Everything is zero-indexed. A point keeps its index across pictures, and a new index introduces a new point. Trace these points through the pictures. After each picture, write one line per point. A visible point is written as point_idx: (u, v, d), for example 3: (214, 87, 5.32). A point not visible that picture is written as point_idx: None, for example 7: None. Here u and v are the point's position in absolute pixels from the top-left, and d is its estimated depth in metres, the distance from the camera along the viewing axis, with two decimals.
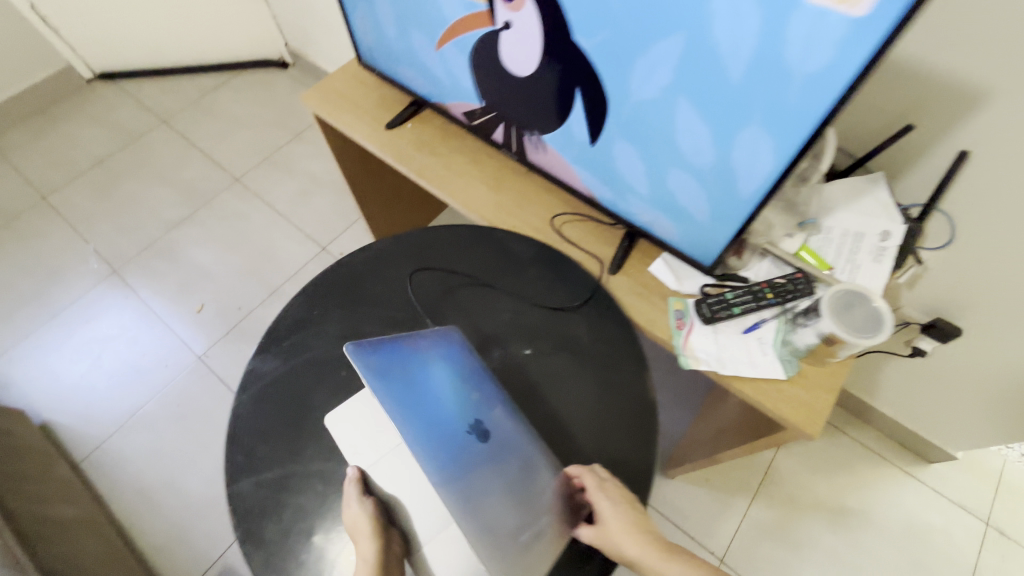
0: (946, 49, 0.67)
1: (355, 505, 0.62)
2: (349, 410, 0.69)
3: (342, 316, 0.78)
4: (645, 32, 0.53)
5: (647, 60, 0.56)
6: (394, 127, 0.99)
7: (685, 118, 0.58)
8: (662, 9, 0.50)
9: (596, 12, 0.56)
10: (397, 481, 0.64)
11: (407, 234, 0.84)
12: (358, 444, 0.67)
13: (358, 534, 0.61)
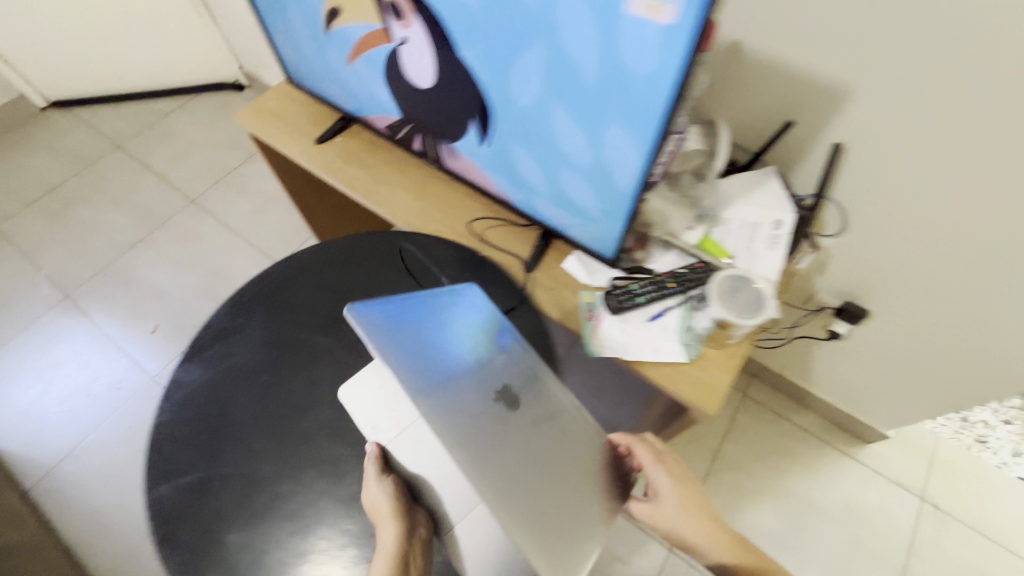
0: (811, 51, 0.74)
1: (376, 483, 0.66)
2: (361, 384, 0.75)
3: (265, 324, 0.81)
4: (513, 43, 0.58)
5: (520, 68, 0.61)
6: (325, 141, 1.03)
7: (563, 119, 0.63)
8: (522, 21, 0.55)
9: (471, 27, 0.61)
10: (417, 455, 0.71)
11: (331, 244, 0.88)
12: (376, 420, 0.72)
13: (379, 516, 0.64)
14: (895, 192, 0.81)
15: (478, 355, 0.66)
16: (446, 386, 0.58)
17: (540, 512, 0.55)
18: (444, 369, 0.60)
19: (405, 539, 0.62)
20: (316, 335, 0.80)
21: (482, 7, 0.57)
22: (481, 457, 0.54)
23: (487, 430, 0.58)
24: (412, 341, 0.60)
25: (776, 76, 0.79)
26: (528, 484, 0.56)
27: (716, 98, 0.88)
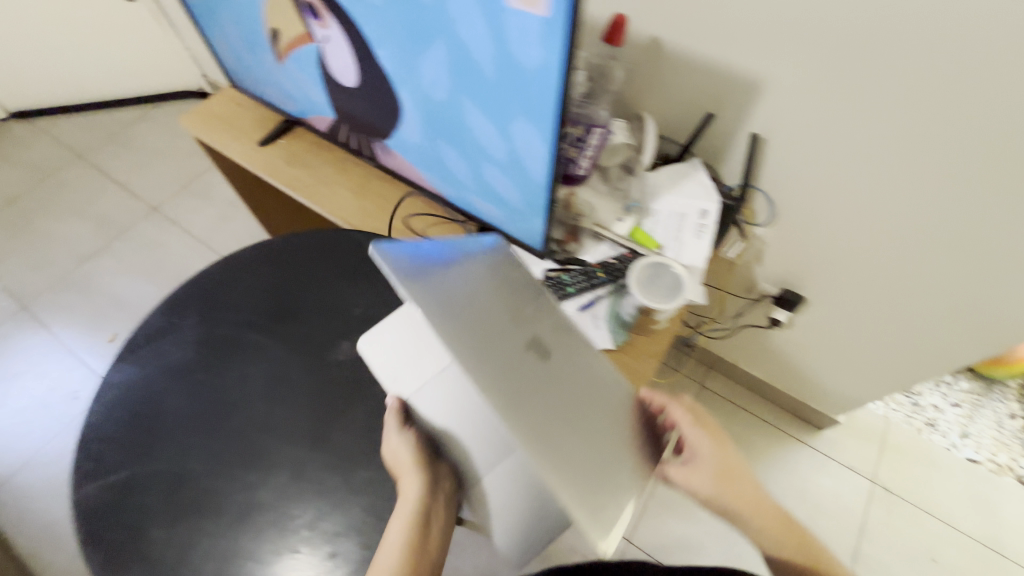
0: (723, 45, 0.76)
1: (397, 438, 0.68)
2: (386, 335, 0.76)
3: (199, 323, 0.82)
4: (419, 39, 0.60)
5: (429, 64, 0.63)
6: (268, 144, 1.04)
7: (474, 113, 0.65)
8: (423, 17, 0.57)
9: (380, 25, 0.63)
10: (439, 411, 0.71)
11: (268, 243, 0.89)
12: (399, 374, 0.73)
13: (401, 467, 0.66)
14: (814, 179, 0.84)
15: (511, 297, 0.63)
16: (473, 325, 0.57)
17: (577, 458, 0.52)
18: (473, 309, 0.58)
19: (427, 493, 0.65)
20: (249, 332, 0.80)
21: (386, 5, 0.59)
22: (509, 397, 0.52)
23: (519, 373, 0.55)
24: (439, 281, 0.59)
25: (694, 70, 0.82)
26: (563, 432, 0.53)
27: (643, 94, 0.91)
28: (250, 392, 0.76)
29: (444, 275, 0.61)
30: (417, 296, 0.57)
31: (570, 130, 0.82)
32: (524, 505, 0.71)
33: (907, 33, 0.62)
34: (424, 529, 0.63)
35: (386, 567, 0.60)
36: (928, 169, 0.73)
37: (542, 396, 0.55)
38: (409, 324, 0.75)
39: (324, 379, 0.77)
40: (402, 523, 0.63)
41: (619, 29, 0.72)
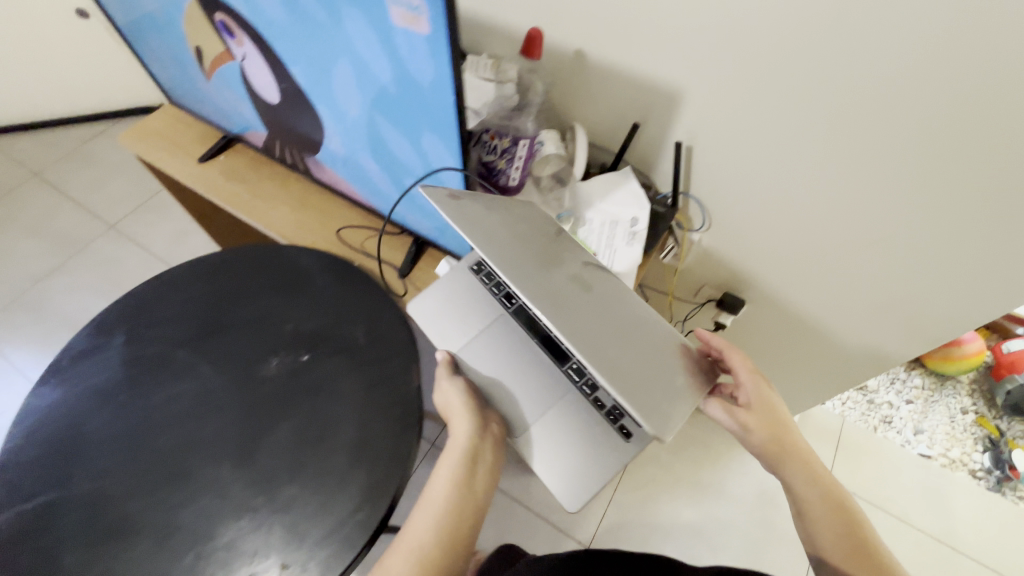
0: (643, 55, 0.78)
1: (447, 385, 0.76)
2: (431, 303, 0.83)
3: (127, 342, 0.80)
4: (326, 57, 0.61)
5: (339, 80, 0.63)
6: (207, 160, 1.03)
7: (386, 126, 0.65)
8: (325, 35, 0.58)
9: (289, 43, 0.63)
10: (485, 362, 0.81)
11: (202, 259, 0.88)
12: (446, 335, 0.82)
13: (453, 408, 0.74)
14: (741, 185, 0.86)
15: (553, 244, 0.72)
16: (528, 256, 0.67)
17: (629, 369, 0.62)
18: (530, 244, 0.69)
19: (474, 432, 0.70)
20: (178, 350, 0.79)
21: (291, 23, 0.60)
22: (557, 312, 0.63)
23: (566, 299, 0.66)
24: (503, 217, 0.69)
25: (619, 80, 0.84)
26: (605, 342, 0.63)
27: (575, 104, 0.92)
28: (175, 410, 0.75)
29: (506, 212, 0.70)
30: (487, 221, 0.66)
31: (495, 141, 0.83)
32: (575, 446, 0.78)
33: (807, 42, 0.64)
34: (473, 465, 0.67)
35: (437, 498, 0.63)
36: (841, 174, 0.75)
37: (586, 315, 0.65)
38: (454, 290, 0.84)
39: (251, 396, 0.75)
40: (448, 464, 0.67)
41: (537, 43, 0.74)
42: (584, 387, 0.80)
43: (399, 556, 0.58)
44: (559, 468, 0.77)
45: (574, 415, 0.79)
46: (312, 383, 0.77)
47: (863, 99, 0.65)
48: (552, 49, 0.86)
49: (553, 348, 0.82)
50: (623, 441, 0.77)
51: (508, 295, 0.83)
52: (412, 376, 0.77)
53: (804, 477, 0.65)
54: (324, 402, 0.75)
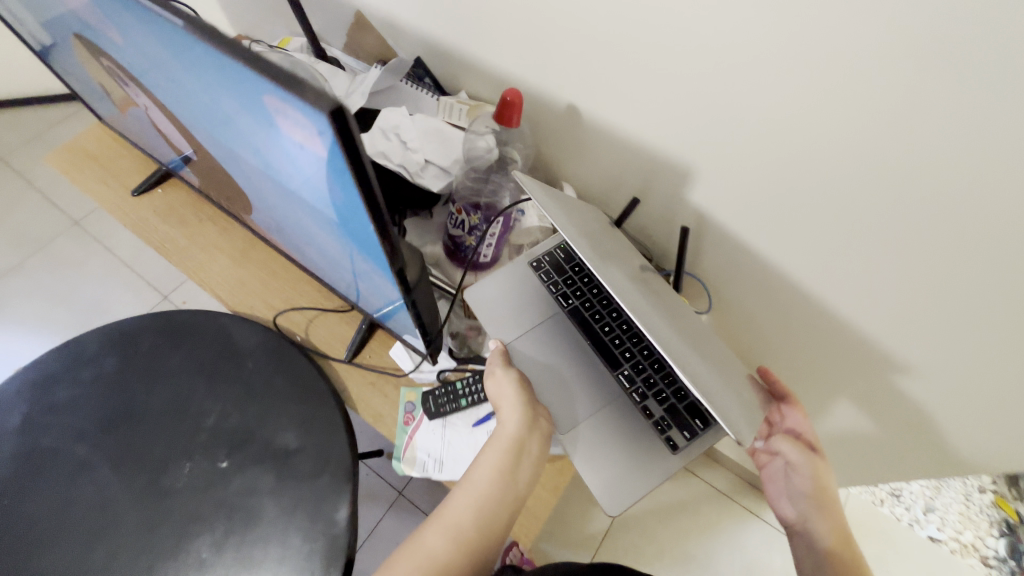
0: (650, 125, 0.62)
1: (501, 373, 0.62)
2: (488, 284, 0.71)
3: (21, 431, 0.69)
4: (221, 130, 0.46)
5: (243, 157, 0.49)
6: (142, 194, 0.89)
7: (306, 215, 0.52)
8: (213, 111, 0.43)
9: (178, 104, 0.48)
10: (540, 355, 0.68)
11: (119, 325, 0.76)
12: (501, 320, 0.69)
13: (501, 400, 0.61)
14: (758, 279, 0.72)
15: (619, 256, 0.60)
16: (603, 252, 0.55)
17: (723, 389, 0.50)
18: (605, 245, 0.58)
19: (524, 420, 0.58)
20: (77, 444, 0.67)
21: (173, 89, 0.45)
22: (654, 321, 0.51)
23: (655, 308, 0.53)
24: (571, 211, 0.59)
25: (619, 145, 0.68)
26: (701, 366, 0.51)
27: (568, 162, 0.77)
28: (65, 525, 0.63)
29: (575, 211, 0.60)
30: (557, 215, 0.54)
31: (462, 216, 0.70)
32: (621, 456, 0.63)
33: (866, 154, 0.47)
34: (520, 454, 0.56)
35: (479, 481, 0.54)
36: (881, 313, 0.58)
37: (674, 327, 0.53)
38: (518, 277, 0.72)
39: (155, 512, 0.64)
40: (491, 452, 0.56)
41: (516, 109, 0.60)
42: (634, 395, 0.65)
43: (435, 537, 0.51)
44: (602, 475, 0.62)
45: (629, 426, 0.65)
46: (227, 500, 0.65)
47: (931, 237, 0.48)
48: (541, 99, 0.70)
49: (603, 351, 0.67)
50: (668, 452, 0.63)
51: (566, 293, 0.69)
52: (345, 500, 0.65)
53: (840, 535, 0.58)
54: (239, 528, 0.63)
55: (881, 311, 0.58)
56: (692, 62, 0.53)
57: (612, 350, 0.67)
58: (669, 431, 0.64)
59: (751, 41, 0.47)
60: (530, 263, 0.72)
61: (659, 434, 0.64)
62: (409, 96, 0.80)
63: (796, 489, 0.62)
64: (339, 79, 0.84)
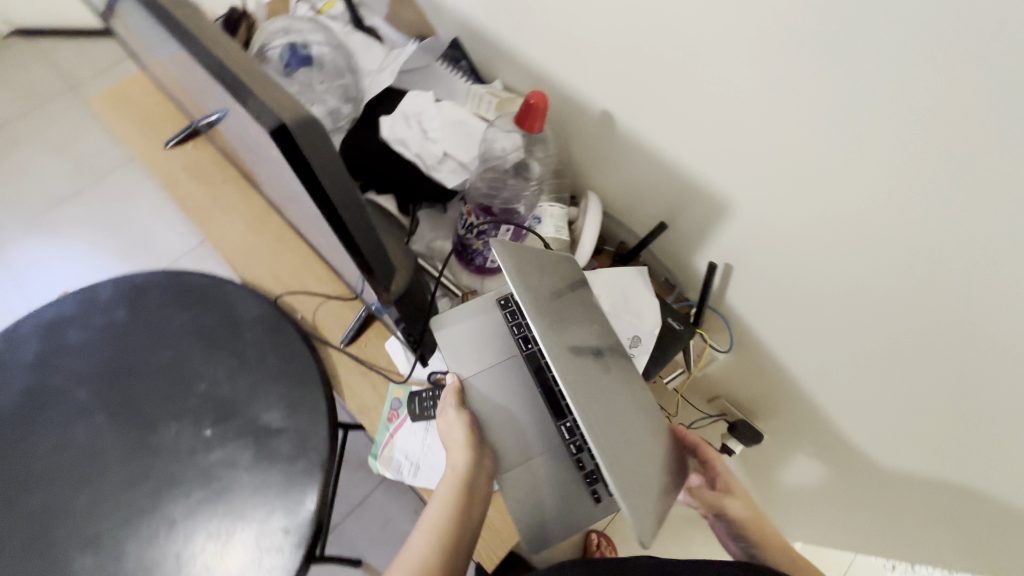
0: (690, 147, 0.56)
1: (453, 414, 0.60)
2: (454, 314, 0.67)
3: (29, 366, 0.71)
4: (222, 103, 0.44)
5: (243, 134, 0.47)
6: (173, 147, 0.90)
7: (298, 206, 0.50)
8: (210, 87, 0.41)
9: (188, 67, 0.47)
10: (495, 395, 0.64)
11: (133, 279, 0.77)
12: (461, 354, 0.65)
13: (451, 442, 0.59)
14: (787, 329, 0.65)
15: (590, 329, 0.58)
16: (563, 323, 0.55)
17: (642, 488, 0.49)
18: (568, 310, 0.57)
19: (476, 458, 0.57)
20: (79, 389, 0.69)
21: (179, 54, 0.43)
22: (591, 405, 0.50)
23: (602, 390, 0.53)
24: (546, 274, 0.56)
25: (653, 161, 0.62)
26: (632, 448, 0.51)
27: (597, 173, 0.72)
28: (57, 466, 0.65)
29: (553, 268, 0.58)
30: (521, 285, 0.52)
31: (472, 219, 0.68)
32: (551, 508, 0.61)
33: None
34: (472, 489, 0.55)
35: (436, 519, 0.51)
36: (926, 374, 0.53)
37: (617, 416, 0.52)
38: (483, 309, 0.68)
39: (139, 468, 0.65)
40: (444, 492, 0.54)
41: (540, 115, 0.58)
42: (571, 446, 0.62)
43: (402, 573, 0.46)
44: (529, 524, 0.60)
45: (566, 479, 0.62)
46: (206, 469, 0.66)
47: None
48: (576, 103, 0.65)
49: (551, 399, 0.64)
50: (591, 503, 0.62)
51: (527, 336, 0.66)
52: (317, 489, 0.65)
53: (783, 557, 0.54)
54: (213, 498, 0.64)
55: (933, 373, 0.52)
56: (751, 82, 0.47)
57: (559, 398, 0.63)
58: (596, 484, 0.62)
59: (820, 67, 0.42)
60: (498, 299, 0.68)
61: (586, 485, 0.62)
62: (443, 79, 0.74)
63: (732, 533, 0.58)
64: (372, 52, 0.77)
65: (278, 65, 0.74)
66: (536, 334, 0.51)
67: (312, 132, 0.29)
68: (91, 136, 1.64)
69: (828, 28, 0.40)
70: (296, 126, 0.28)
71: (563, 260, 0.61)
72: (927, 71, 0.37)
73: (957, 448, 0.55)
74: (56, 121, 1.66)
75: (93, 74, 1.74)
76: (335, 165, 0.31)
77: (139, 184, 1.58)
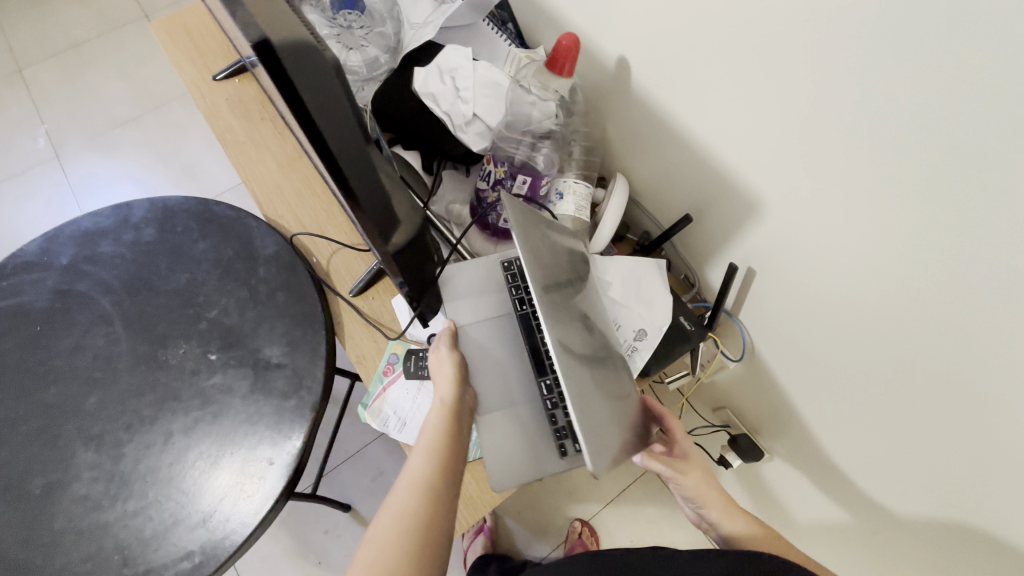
0: (725, 138, 0.53)
1: (444, 350, 0.60)
2: (462, 268, 0.67)
3: (64, 269, 0.75)
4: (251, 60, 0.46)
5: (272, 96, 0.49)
6: (220, 80, 0.91)
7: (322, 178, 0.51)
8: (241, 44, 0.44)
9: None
10: (484, 347, 0.64)
11: (166, 201, 0.80)
12: (460, 301, 0.65)
13: (439, 376, 0.59)
14: (801, 343, 0.63)
15: (581, 297, 0.58)
16: (559, 285, 0.55)
17: (609, 441, 0.50)
18: (566, 278, 0.57)
19: (462, 390, 0.58)
20: (102, 298, 0.73)
21: None
22: (572, 363, 0.50)
23: (584, 352, 0.53)
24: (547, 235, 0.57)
25: (685, 150, 0.59)
26: (603, 408, 0.51)
27: (629, 158, 0.70)
28: (75, 364, 0.70)
29: (556, 236, 0.59)
30: (522, 236, 0.52)
31: (489, 167, 0.67)
32: (522, 466, 0.60)
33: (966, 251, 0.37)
34: (461, 416, 0.56)
35: (431, 443, 0.52)
36: (942, 415, 0.49)
37: (594, 377, 0.52)
38: (487, 265, 0.68)
39: (146, 380, 0.69)
40: (435, 421, 0.54)
41: (572, 57, 0.59)
42: (546, 403, 0.61)
43: (407, 499, 0.47)
44: (498, 474, 0.59)
45: (540, 439, 0.61)
46: (205, 391, 0.68)
47: None
48: (615, 82, 0.63)
49: (536, 355, 0.62)
50: (556, 456, 0.60)
51: (523, 298, 0.64)
52: (304, 427, 0.67)
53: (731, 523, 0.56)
54: (206, 419, 0.67)
55: (949, 414, 0.49)
56: (796, 73, 0.44)
57: (544, 356, 0.62)
58: (563, 438, 0.60)
59: (875, 63, 0.38)
60: (502, 263, 0.67)
61: (554, 439, 0.60)
62: (487, 40, 0.72)
63: (684, 494, 0.60)
64: (421, 6, 0.72)
65: (320, 11, 0.71)
66: (532, 288, 0.50)
67: (294, 52, 0.31)
68: (158, 65, 1.71)
69: (888, 19, 0.36)
70: (278, 42, 0.30)
71: (564, 231, 0.61)
72: (986, 83, 0.33)
73: (966, 498, 0.52)
74: (127, 45, 1.73)
75: (166, 4, 1.80)
76: (323, 90, 0.33)
77: (194, 116, 1.64)
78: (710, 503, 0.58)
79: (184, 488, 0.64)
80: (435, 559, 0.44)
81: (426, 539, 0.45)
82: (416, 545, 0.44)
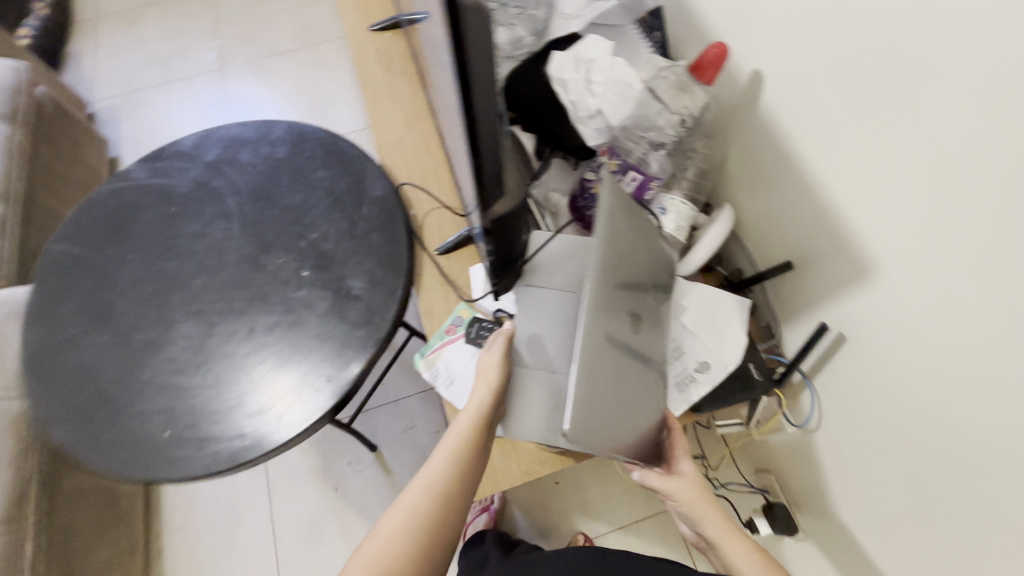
0: (851, 193, 0.51)
1: (495, 354, 0.61)
2: (547, 254, 0.68)
3: (208, 164, 0.85)
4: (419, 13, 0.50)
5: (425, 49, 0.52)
6: (374, 31, 0.99)
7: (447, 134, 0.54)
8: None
9: None
10: (542, 325, 0.65)
11: (302, 127, 0.88)
12: (535, 281, 0.67)
13: (483, 376, 0.60)
14: (872, 426, 0.59)
15: (643, 297, 0.58)
16: (621, 280, 0.54)
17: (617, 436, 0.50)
18: (637, 276, 0.57)
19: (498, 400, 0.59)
20: (229, 197, 0.83)
21: None
22: (604, 355, 0.51)
23: (619, 348, 0.53)
24: (632, 224, 0.57)
25: (806, 194, 0.56)
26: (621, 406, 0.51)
27: (742, 191, 0.68)
28: (196, 247, 0.80)
29: (642, 233, 0.58)
30: (602, 217, 0.53)
31: (603, 159, 0.70)
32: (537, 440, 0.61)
33: None
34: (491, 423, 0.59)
35: (456, 447, 0.55)
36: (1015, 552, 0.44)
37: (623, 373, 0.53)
38: (571, 257, 0.68)
39: (245, 278, 0.77)
40: (466, 424, 0.57)
41: (716, 66, 0.59)
42: None
43: (421, 500, 0.53)
44: None
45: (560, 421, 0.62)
46: (290, 301, 0.75)
47: None
48: (749, 111, 0.61)
49: None
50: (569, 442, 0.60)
51: None
52: (362, 358, 0.72)
53: (727, 548, 0.55)
54: (285, 325, 0.74)
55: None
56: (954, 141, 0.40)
57: None
58: None
59: None
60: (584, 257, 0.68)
61: None
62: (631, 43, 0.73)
63: (679, 508, 0.59)
64: None
65: None
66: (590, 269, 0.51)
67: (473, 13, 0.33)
68: (322, 7, 1.86)
69: None
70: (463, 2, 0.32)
71: (653, 232, 0.61)
72: None
73: None
74: None
75: None
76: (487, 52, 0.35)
77: (340, 59, 1.77)
78: (705, 519, 0.56)
79: (251, 377, 0.71)
80: (433, 552, 0.51)
81: (429, 538, 0.51)
82: (421, 538, 0.51)
